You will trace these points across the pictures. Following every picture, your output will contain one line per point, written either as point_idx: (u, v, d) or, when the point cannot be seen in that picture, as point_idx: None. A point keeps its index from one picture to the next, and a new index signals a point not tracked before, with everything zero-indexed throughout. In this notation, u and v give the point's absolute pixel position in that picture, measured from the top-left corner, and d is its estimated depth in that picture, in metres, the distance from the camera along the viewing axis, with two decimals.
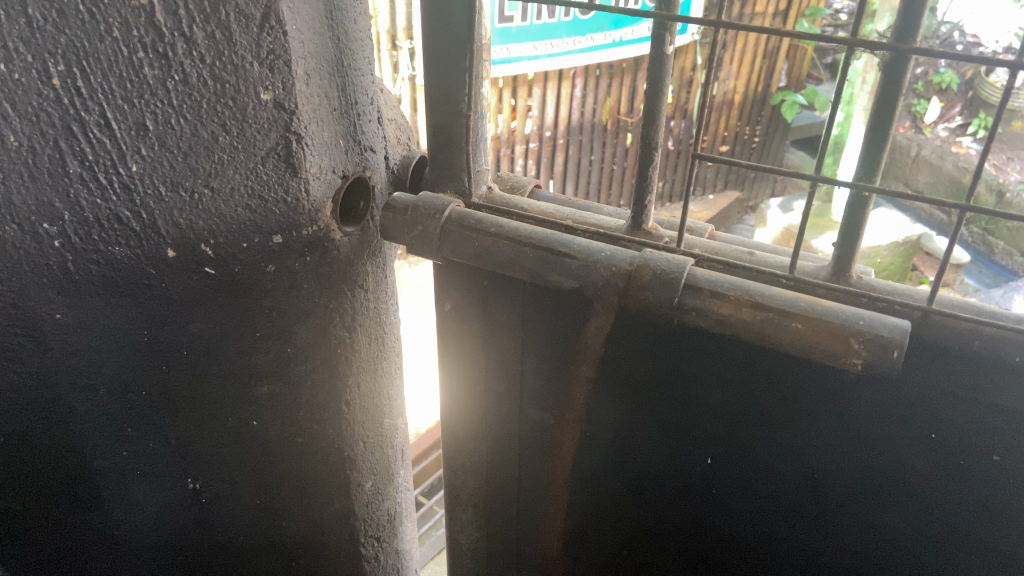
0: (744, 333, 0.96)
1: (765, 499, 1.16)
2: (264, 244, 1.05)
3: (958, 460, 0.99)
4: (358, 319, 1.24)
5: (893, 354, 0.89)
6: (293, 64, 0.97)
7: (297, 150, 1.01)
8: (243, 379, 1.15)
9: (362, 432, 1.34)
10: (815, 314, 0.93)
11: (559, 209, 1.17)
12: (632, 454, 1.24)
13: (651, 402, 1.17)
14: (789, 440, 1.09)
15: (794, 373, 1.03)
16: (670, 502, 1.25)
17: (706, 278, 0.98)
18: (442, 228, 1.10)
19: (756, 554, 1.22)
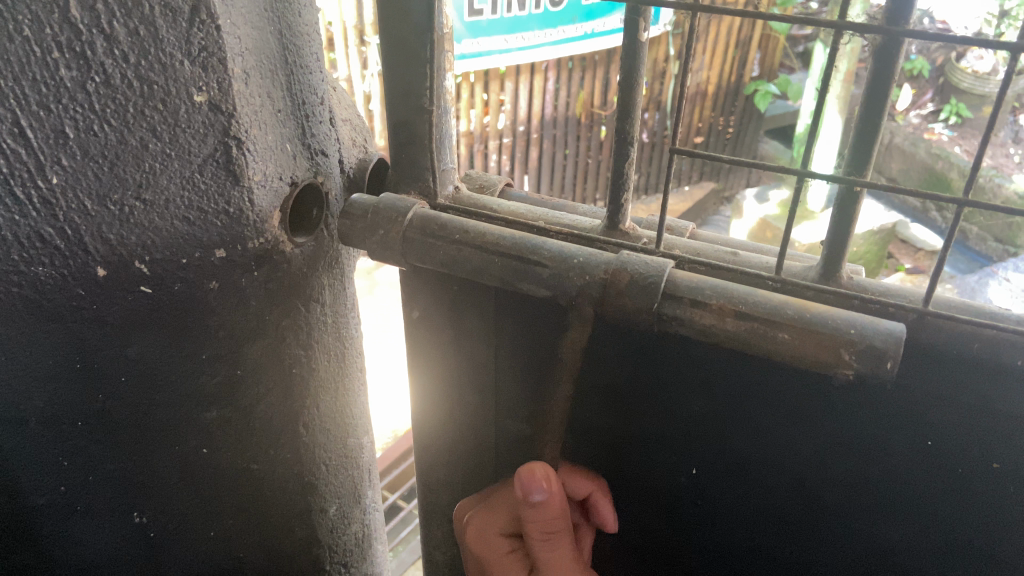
0: (729, 344, 0.89)
1: (753, 511, 1.09)
2: (205, 259, 0.96)
3: (956, 470, 0.92)
4: (314, 336, 1.15)
5: (887, 364, 0.82)
6: (230, 62, 0.88)
7: (238, 156, 0.92)
8: (189, 405, 1.06)
9: (324, 454, 1.26)
10: (806, 321, 0.85)
11: (530, 210, 1.10)
12: (611, 467, 1.17)
13: (631, 411, 1.10)
14: (777, 449, 1.02)
15: (781, 381, 0.96)
16: (652, 514, 1.18)
17: (687, 283, 0.91)
18: (404, 233, 1.02)
19: (743, 567, 1.15)
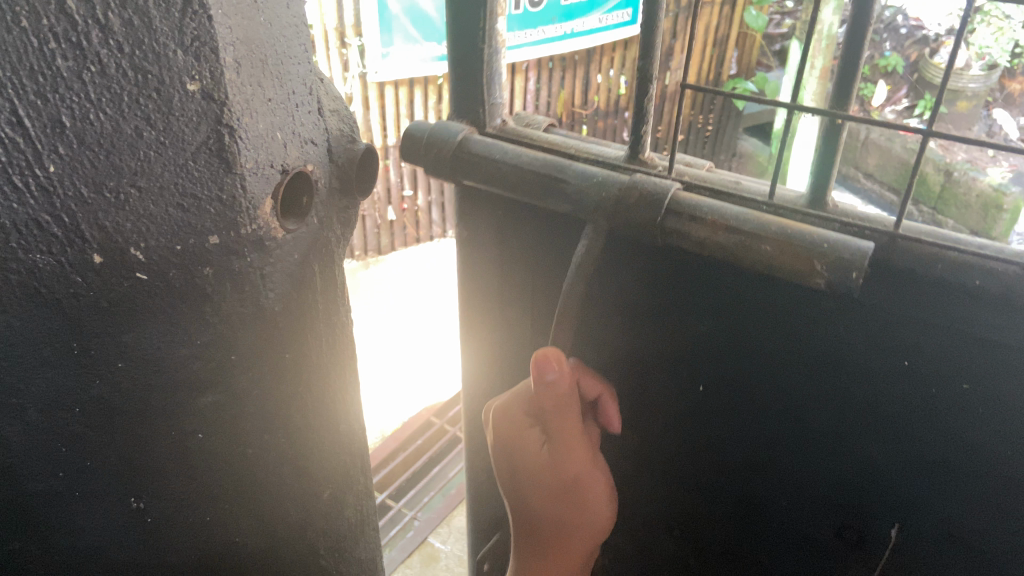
0: (723, 255, 1.06)
1: (755, 427, 1.24)
2: (199, 244, 0.99)
3: (929, 389, 1.04)
4: (306, 321, 1.18)
5: (852, 275, 0.96)
6: (222, 51, 0.91)
7: (230, 144, 0.95)
8: (186, 390, 1.09)
9: (320, 437, 1.29)
10: (786, 229, 1.02)
11: (563, 140, 1.27)
12: (636, 386, 1.34)
13: (654, 332, 1.26)
14: (774, 367, 1.16)
15: (772, 303, 1.11)
16: (670, 432, 1.34)
17: (688, 203, 1.08)
18: (455, 153, 1.27)
19: (750, 481, 1.30)
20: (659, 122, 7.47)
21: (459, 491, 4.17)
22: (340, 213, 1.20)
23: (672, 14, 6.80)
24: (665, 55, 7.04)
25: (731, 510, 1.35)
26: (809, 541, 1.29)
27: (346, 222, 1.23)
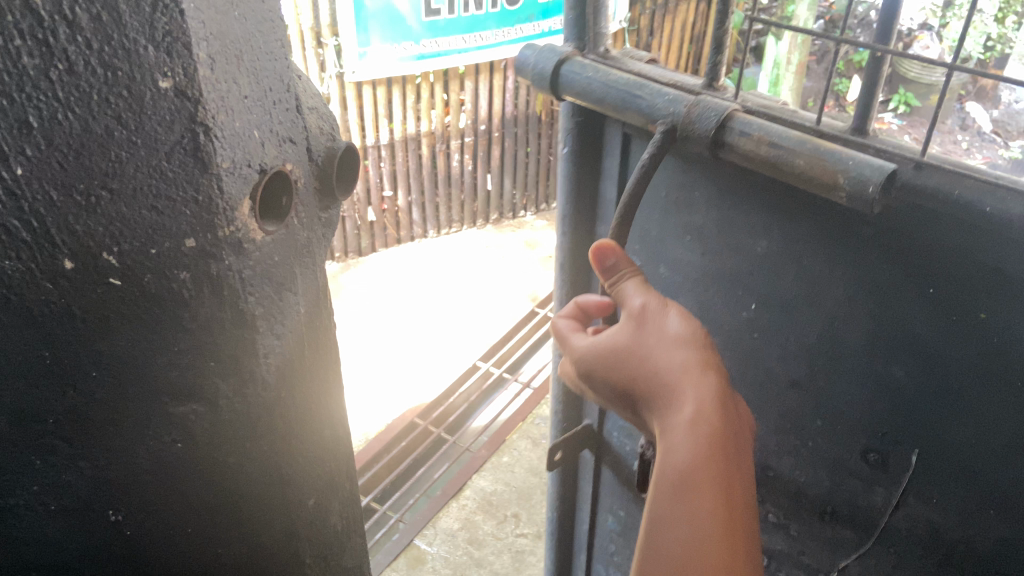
0: (764, 165, 1.33)
1: (811, 337, 1.52)
2: (174, 248, 0.96)
3: (952, 315, 1.27)
4: (289, 325, 1.13)
5: (868, 189, 1.18)
6: (194, 47, 0.87)
7: (205, 143, 0.92)
8: (162, 400, 1.05)
9: (300, 444, 1.24)
10: (815, 149, 1.26)
11: (650, 70, 1.58)
12: (720, 288, 1.66)
13: (738, 240, 1.57)
14: (826, 286, 1.45)
15: (815, 228, 1.42)
16: (746, 332, 1.65)
17: (739, 120, 1.36)
18: (562, 70, 1.66)
19: (806, 390, 1.58)
20: None
21: (445, 494, 4.25)
22: (319, 215, 1.17)
23: (648, 12, 6.85)
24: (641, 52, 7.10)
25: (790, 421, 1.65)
26: (841, 460, 1.58)
27: (326, 224, 1.20)
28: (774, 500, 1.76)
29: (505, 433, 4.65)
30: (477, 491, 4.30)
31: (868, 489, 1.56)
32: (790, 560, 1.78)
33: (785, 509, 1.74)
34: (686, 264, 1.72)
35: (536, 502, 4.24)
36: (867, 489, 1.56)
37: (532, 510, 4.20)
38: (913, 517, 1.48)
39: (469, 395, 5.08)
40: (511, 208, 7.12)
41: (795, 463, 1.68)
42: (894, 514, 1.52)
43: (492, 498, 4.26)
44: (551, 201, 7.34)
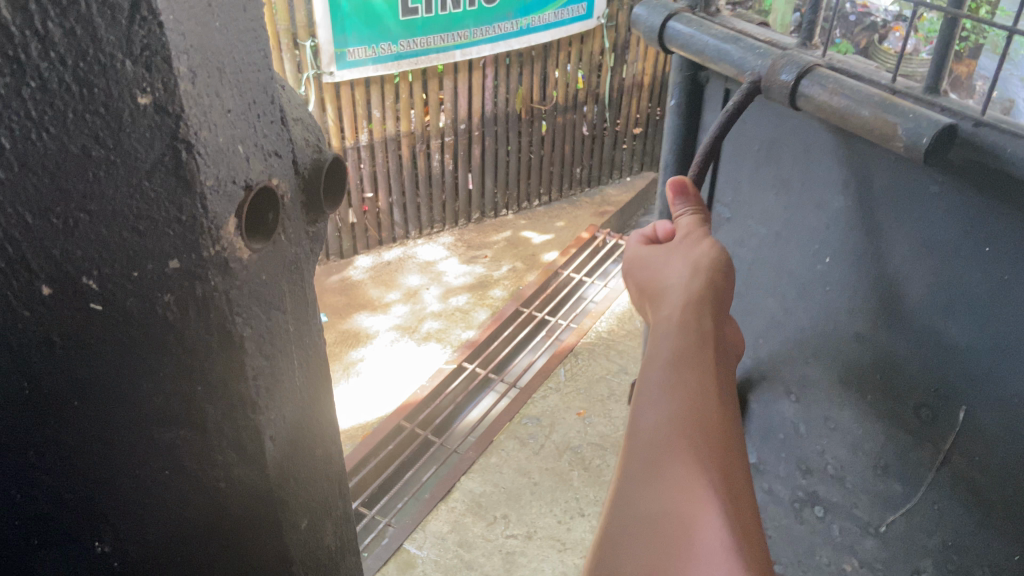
0: (834, 114, 1.50)
1: (871, 292, 1.66)
2: (157, 270, 0.92)
3: (1007, 278, 1.39)
4: (277, 344, 1.08)
5: (921, 141, 1.33)
6: (175, 60, 0.83)
7: (188, 160, 0.87)
8: (147, 425, 1.02)
9: (294, 468, 1.19)
10: (876, 102, 1.42)
11: (752, 30, 1.81)
12: (794, 244, 1.83)
13: (817, 201, 1.73)
14: (889, 241, 1.59)
15: (887, 187, 1.56)
16: (812, 288, 1.80)
17: (819, 75, 1.54)
18: (668, 28, 1.92)
19: (863, 344, 1.71)
20: (617, 116, 7.52)
21: (433, 497, 4.21)
22: (307, 229, 1.12)
23: (625, 8, 6.85)
24: (620, 49, 7.11)
25: (844, 377, 1.78)
26: (895, 414, 1.68)
27: (314, 238, 1.15)
28: (833, 455, 1.85)
29: (493, 433, 4.61)
30: (466, 493, 4.26)
31: (917, 446, 1.66)
32: (844, 516, 1.87)
33: (840, 464, 1.84)
34: (773, 218, 1.88)
35: (525, 502, 4.21)
36: (915, 444, 1.66)
37: (522, 510, 4.17)
38: (958, 474, 1.58)
39: (456, 396, 5.07)
40: (492, 207, 7.09)
41: (852, 416, 1.79)
42: (938, 471, 1.62)
43: (480, 499, 4.22)
44: (532, 200, 7.31)
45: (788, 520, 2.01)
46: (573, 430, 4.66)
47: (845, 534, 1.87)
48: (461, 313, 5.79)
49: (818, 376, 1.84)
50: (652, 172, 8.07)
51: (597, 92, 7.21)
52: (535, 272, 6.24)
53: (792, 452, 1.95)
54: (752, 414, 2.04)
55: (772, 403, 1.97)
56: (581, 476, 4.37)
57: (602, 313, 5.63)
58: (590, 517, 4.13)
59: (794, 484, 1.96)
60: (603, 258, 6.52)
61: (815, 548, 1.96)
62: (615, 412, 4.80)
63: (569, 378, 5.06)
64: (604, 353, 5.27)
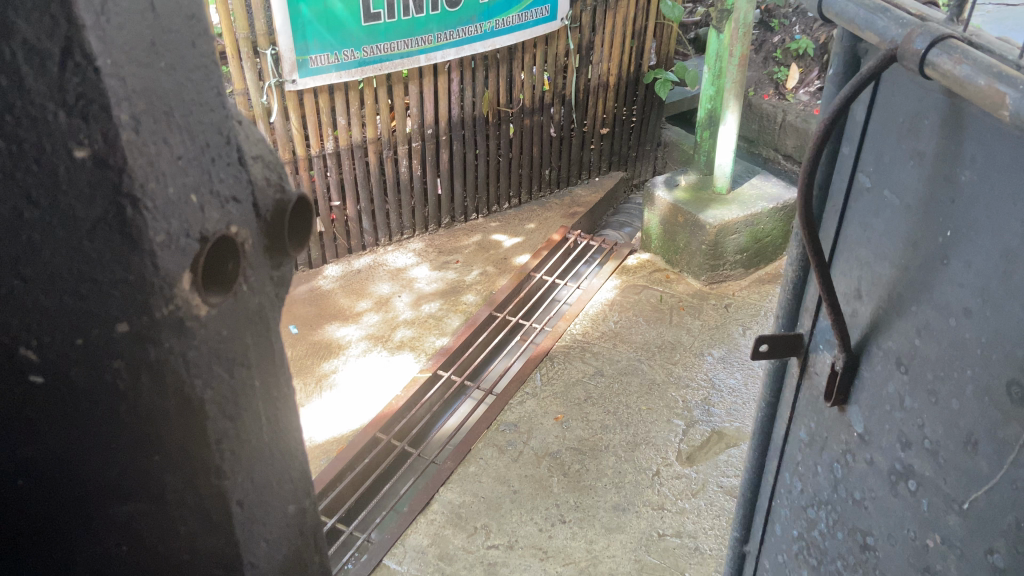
0: (952, 83, 1.42)
1: (980, 271, 1.52)
2: (104, 334, 0.85)
3: None
4: (241, 403, 1.00)
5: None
6: (115, 108, 0.76)
7: (134, 216, 0.80)
8: (101, 496, 0.96)
9: (263, 531, 1.10)
10: (995, 72, 1.34)
11: (905, 2, 1.69)
12: (912, 217, 1.69)
13: (940, 173, 1.59)
14: (1005, 216, 1.44)
15: (1012, 159, 1.41)
16: (922, 265, 1.67)
17: (944, 44, 1.46)
18: None
19: (968, 329, 1.57)
20: (584, 116, 7.47)
21: (412, 509, 4.12)
22: (271, 274, 1.04)
23: (588, 9, 6.79)
24: (584, 50, 7.03)
25: (945, 362, 1.65)
26: (988, 391, 1.54)
27: (279, 284, 1.07)
28: (932, 430, 1.71)
29: (470, 442, 4.53)
30: (445, 504, 4.18)
31: (1005, 423, 1.51)
32: (933, 492, 1.73)
33: (937, 439, 1.70)
34: (907, 190, 1.70)
35: (506, 512, 4.14)
36: (1003, 423, 1.51)
37: (502, 520, 4.10)
38: None
39: (433, 405, 4.98)
40: (462, 211, 7.01)
41: (953, 391, 1.64)
42: (1021, 451, 1.47)
43: (460, 510, 4.14)
44: (502, 202, 7.24)
45: (882, 491, 1.91)
46: (551, 435, 4.61)
47: (933, 510, 1.75)
48: (434, 320, 5.69)
49: (922, 359, 1.71)
50: (620, 171, 8.05)
51: (563, 94, 7.15)
52: (507, 275, 6.17)
53: (895, 423, 1.83)
54: (864, 382, 1.92)
55: (883, 375, 1.84)
56: (561, 482, 4.32)
57: (575, 315, 5.58)
58: (571, 524, 4.08)
59: (891, 455, 1.86)
60: (575, 260, 6.50)
61: (904, 522, 1.85)
62: (592, 415, 4.76)
63: (545, 383, 4.99)
64: (580, 356, 5.22)
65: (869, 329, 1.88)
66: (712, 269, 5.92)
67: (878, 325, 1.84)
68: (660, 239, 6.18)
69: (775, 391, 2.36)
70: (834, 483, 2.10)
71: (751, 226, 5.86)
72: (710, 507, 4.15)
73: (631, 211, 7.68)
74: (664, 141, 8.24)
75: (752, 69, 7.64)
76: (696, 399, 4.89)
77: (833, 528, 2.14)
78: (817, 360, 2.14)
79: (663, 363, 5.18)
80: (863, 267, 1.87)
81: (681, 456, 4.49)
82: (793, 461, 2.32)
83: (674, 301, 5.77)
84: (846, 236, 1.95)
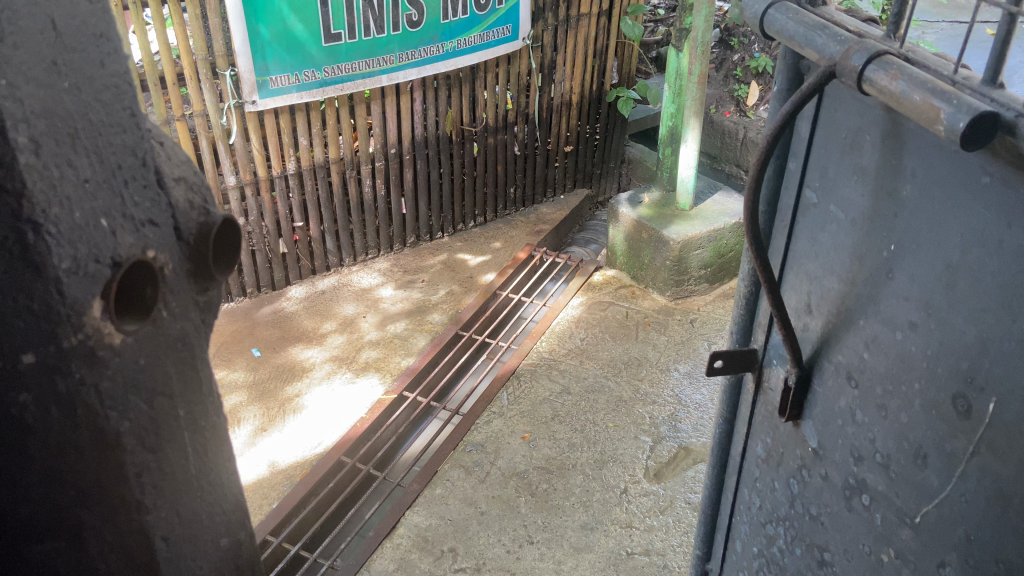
0: (890, 99, 1.43)
1: (920, 286, 1.54)
2: (8, 366, 0.81)
3: None
4: (163, 435, 0.96)
5: (959, 125, 1.26)
6: (14, 131, 0.73)
7: (36, 242, 0.77)
8: (15, 536, 0.90)
9: (192, 565, 1.05)
10: (931, 88, 1.35)
11: (848, 21, 1.71)
12: (857, 233, 1.70)
13: (882, 189, 1.61)
14: (942, 228, 1.46)
15: (948, 172, 1.44)
16: (868, 280, 1.68)
17: (881, 59, 1.47)
18: (767, 11, 1.83)
19: (910, 342, 1.59)
20: (548, 135, 7.49)
21: (377, 535, 4.04)
22: (196, 299, 1.01)
23: (550, 29, 6.84)
24: (547, 69, 7.06)
25: (892, 375, 1.65)
26: (935, 404, 1.54)
27: (205, 309, 1.04)
28: (882, 443, 1.71)
29: (437, 464, 4.46)
30: (412, 528, 4.11)
31: (952, 436, 1.51)
32: (886, 505, 1.74)
33: (888, 453, 1.70)
34: (853, 205, 1.71)
35: (473, 534, 4.08)
36: (950, 435, 1.52)
37: (469, 542, 4.04)
38: (986, 468, 1.44)
39: (399, 426, 4.92)
40: (427, 230, 6.97)
41: (901, 405, 1.64)
42: (969, 463, 1.48)
43: (426, 534, 4.08)
44: (468, 221, 7.23)
45: (838, 506, 1.91)
46: (518, 455, 4.57)
47: (887, 524, 1.74)
48: (399, 341, 5.63)
49: (870, 373, 1.72)
50: (585, 189, 8.08)
51: (527, 113, 7.17)
52: (473, 294, 6.14)
53: (848, 438, 1.83)
54: (816, 397, 1.92)
55: (835, 390, 1.85)
56: (528, 502, 4.28)
57: (542, 333, 5.56)
58: (539, 545, 4.04)
59: (846, 469, 1.85)
60: (541, 277, 6.50)
61: (859, 536, 1.85)
62: (560, 434, 4.73)
63: (512, 403, 4.95)
64: (546, 374, 5.20)
65: (819, 343, 1.88)
66: (676, 284, 5.95)
67: (829, 340, 1.85)
68: (625, 255, 6.20)
69: (732, 406, 2.36)
70: (793, 495, 2.09)
71: (714, 242, 5.90)
72: (678, 523, 4.14)
73: (596, 228, 7.72)
74: (628, 158, 8.32)
75: (713, 86, 7.74)
76: (662, 415, 4.89)
77: (792, 544, 2.13)
78: (771, 374, 2.14)
79: (630, 380, 5.18)
80: (813, 281, 1.88)
81: (648, 473, 4.48)
82: (751, 477, 2.31)
83: (639, 317, 5.78)
84: (796, 250, 1.95)
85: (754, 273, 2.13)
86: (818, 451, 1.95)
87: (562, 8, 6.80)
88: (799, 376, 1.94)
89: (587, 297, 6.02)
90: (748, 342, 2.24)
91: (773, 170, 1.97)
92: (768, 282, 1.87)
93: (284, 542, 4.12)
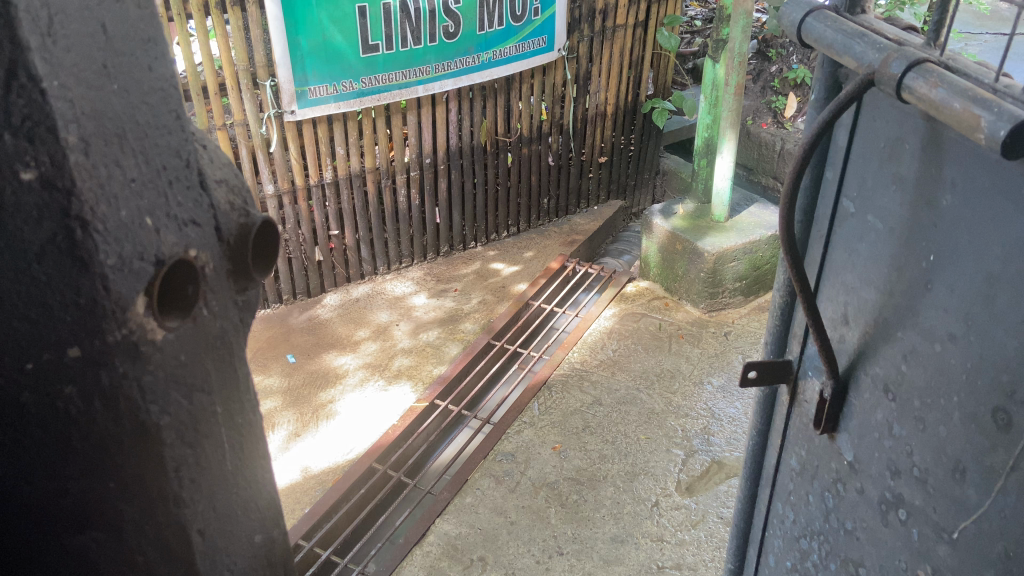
0: (930, 107, 1.42)
1: (957, 297, 1.52)
2: (56, 358, 0.85)
3: None
4: (201, 430, 0.98)
5: (1001, 134, 1.24)
6: (62, 131, 0.77)
7: (84, 239, 0.81)
8: (59, 526, 0.94)
9: (227, 561, 1.07)
10: (971, 95, 1.33)
11: (889, 30, 1.69)
12: (897, 244, 1.68)
13: (922, 200, 1.58)
14: (986, 235, 1.43)
15: (992, 179, 1.40)
16: (906, 291, 1.66)
17: (920, 68, 1.45)
18: (804, 21, 1.82)
19: (949, 354, 1.56)
20: (581, 146, 7.50)
21: (407, 541, 4.05)
22: (235, 299, 1.03)
23: (585, 39, 6.84)
24: (582, 80, 7.07)
25: (931, 388, 1.62)
26: (974, 417, 1.51)
27: (245, 309, 1.06)
28: (921, 457, 1.68)
29: (467, 473, 4.46)
30: (441, 536, 4.11)
31: (992, 450, 1.48)
32: (923, 522, 1.70)
33: (925, 467, 1.66)
34: (891, 214, 1.69)
35: (502, 543, 4.08)
36: (991, 450, 1.48)
37: (499, 552, 4.04)
38: None
39: (430, 434, 4.93)
40: (461, 240, 7.01)
41: (940, 418, 1.61)
42: (1009, 478, 1.45)
43: (456, 542, 4.08)
44: (501, 231, 7.25)
45: (874, 521, 1.87)
46: (549, 465, 4.56)
47: (923, 540, 1.71)
48: (432, 349, 5.67)
49: (909, 385, 1.69)
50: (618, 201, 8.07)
51: (561, 123, 7.18)
52: (505, 304, 6.14)
53: (885, 452, 1.80)
54: (851, 409, 1.90)
55: (872, 403, 1.82)
56: (559, 513, 4.26)
57: (573, 343, 5.55)
58: (569, 556, 4.02)
59: (882, 483, 1.82)
60: (573, 287, 6.49)
61: (895, 552, 1.82)
62: (591, 445, 4.71)
63: (542, 413, 4.94)
64: (578, 386, 5.18)
65: (856, 356, 1.86)
66: (710, 296, 5.90)
67: (865, 352, 1.82)
68: (659, 267, 6.16)
69: (766, 419, 2.34)
70: (830, 509, 2.05)
71: (749, 254, 5.84)
72: (710, 538, 4.09)
73: (629, 239, 7.70)
74: (663, 170, 8.27)
75: (750, 98, 7.68)
76: (695, 428, 4.85)
77: (826, 559, 2.10)
78: (806, 386, 2.12)
79: (662, 393, 5.14)
80: (850, 292, 1.86)
81: (681, 486, 4.44)
82: (785, 490, 2.28)
83: (672, 330, 5.74)
84: (832, 260, 1.93)
85: (790, 283, 2.10)
86: (853, 465, 1.92)
87: (598, 20, 6.80)
88: (835, 388, 1.91)
89: (619, 308, 5.97)
90: (783, 353, 2.21)
91: (809, 179, 1.96)
92: (804, 292, 1.85)
93: (314, 546, 4.15)
